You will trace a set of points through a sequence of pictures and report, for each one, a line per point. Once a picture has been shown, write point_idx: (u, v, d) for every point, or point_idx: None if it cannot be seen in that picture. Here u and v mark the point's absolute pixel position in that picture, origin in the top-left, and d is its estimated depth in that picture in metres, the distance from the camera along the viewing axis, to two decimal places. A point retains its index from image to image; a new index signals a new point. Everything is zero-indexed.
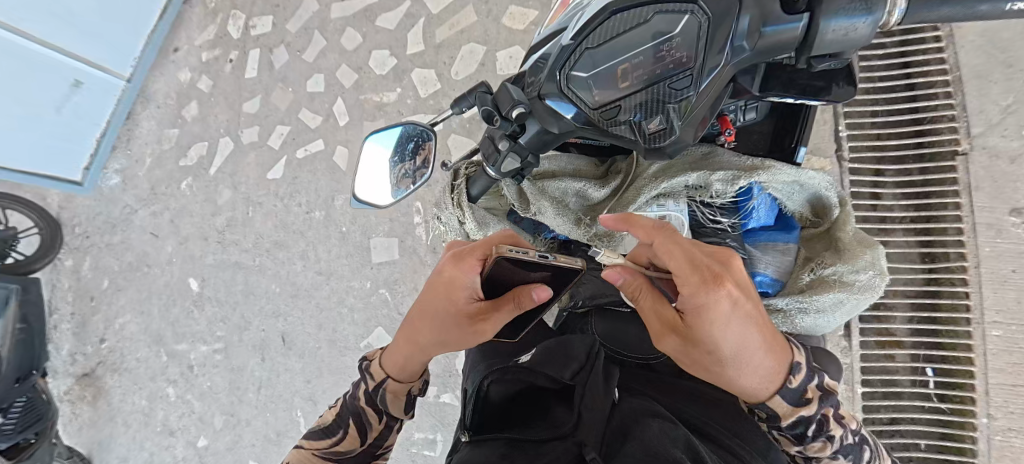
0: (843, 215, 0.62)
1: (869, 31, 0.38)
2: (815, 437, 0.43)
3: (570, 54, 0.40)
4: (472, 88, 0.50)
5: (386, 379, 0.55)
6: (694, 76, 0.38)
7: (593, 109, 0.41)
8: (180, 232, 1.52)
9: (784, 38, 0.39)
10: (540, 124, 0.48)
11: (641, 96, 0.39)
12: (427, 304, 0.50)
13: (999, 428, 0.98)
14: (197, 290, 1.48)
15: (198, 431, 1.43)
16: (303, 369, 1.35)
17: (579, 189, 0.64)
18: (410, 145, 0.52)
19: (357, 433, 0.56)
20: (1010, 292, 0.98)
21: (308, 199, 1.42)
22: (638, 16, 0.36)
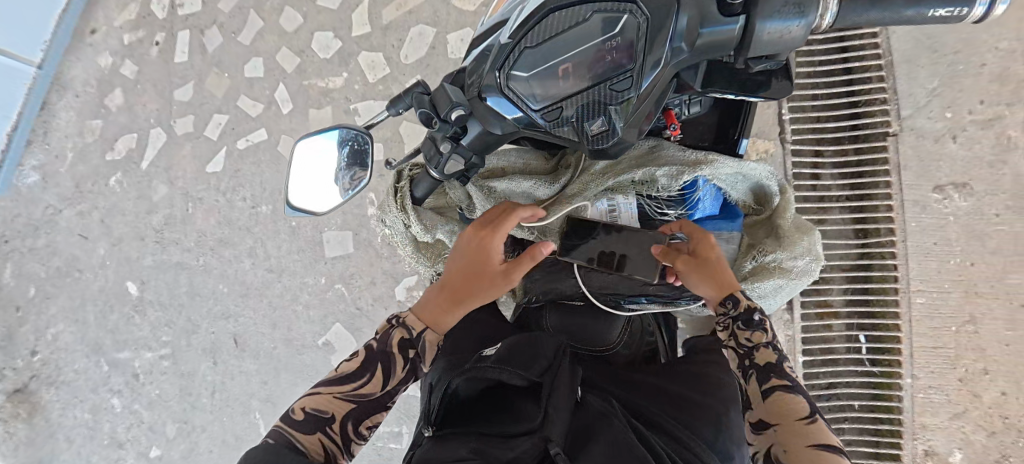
0: (783, 202, 0.63)
1: (803, 33, 0.38)
2: (755, 324, 0.52)
3: (509, 53, 0.38)
4: (407, 88, 0.46)
5: (427, 330, 0.57)
6: (635, 78, 0.37)
7: (537, 110, 0.40)
8: (113, 232, 1.42)
9: (722, 38, 0.39)
10: (482, 125, 0.46)
11: (583, 97, 0.39)
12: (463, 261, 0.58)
13: (921, 386, 1.07)
14: (138, 294, 1.39)
15: (150, 441, 1.36)
16: (259, 370, 1.31)
17: (528, 187, 0.63)
18: (346, 148, 0.47)
19: (381, 376, 0.54)
20: (932, 262, 1.06)
21: (252, 193, 1.34)
22: (577, 14, 0.35)
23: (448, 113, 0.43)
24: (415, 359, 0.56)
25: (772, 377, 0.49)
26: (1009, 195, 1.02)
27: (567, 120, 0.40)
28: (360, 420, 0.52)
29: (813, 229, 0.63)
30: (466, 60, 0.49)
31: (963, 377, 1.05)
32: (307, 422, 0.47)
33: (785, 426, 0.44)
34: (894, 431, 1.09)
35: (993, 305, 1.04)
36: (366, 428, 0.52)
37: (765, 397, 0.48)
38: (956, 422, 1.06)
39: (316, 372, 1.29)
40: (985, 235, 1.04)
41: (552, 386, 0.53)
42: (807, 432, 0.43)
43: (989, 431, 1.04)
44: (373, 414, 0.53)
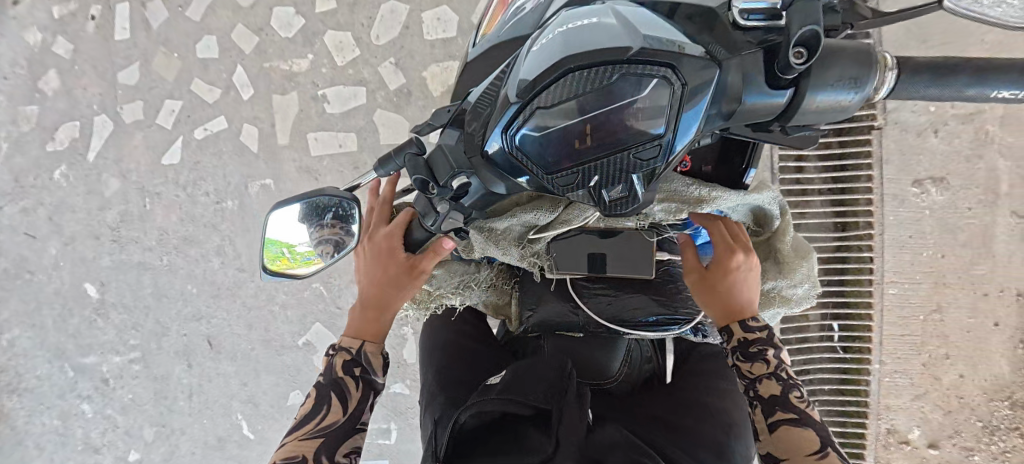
0: (784, 225, 0.60)
1: (856, 104, 0.33)
2: (757, 357, 0.57)
3: (516, 113, 0.30)
4: (401, 146, 0.45)
5: (364, 344, 0.65)
6: (663, 148, 0.30)
7: (546, 174, 0.33)
8: (64, 231, 1.31)
9: (764, 109, 0.33)
10: (484, 186, 0.42)
11: (603, 166, 0.31)
12: (379, 268, 0.61)
13: (888, 371, 1.13)
14: (98, 297, 1.30)
15: (127, 445, 1.32)
16: (238, 371, 1.27)
17: (524, 220, 0.56)
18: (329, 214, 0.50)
19: (339, 405, 0.61)
20: (906, 254, 1.09)
21: (215, 187, 1.25)
22: (603, 72, 0.27)
23: (449, 180, 0.42)
24: (365, 375, 0.63)
25: (777, 410, 0.54)
26: (980, 189, 1.06)
27: (580, 187, 0.33)
28: (333, 451, 0.59)
29: (812, 252, 0.62)
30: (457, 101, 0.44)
31: (926, 362, 1.11)
32: None
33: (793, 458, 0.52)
34: (860, 412, 1.16)
35: (958, 295, 1.09)
36: (344, 454, 0.59)
37: (771, 430, 0.54)
38: (917, 402, 1.13)
39: (298, 372, 1.26)
40: (957, 228, 1.07)
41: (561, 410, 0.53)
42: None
43: (945, 409, 1.12)
44: (344, 438, 0.60)
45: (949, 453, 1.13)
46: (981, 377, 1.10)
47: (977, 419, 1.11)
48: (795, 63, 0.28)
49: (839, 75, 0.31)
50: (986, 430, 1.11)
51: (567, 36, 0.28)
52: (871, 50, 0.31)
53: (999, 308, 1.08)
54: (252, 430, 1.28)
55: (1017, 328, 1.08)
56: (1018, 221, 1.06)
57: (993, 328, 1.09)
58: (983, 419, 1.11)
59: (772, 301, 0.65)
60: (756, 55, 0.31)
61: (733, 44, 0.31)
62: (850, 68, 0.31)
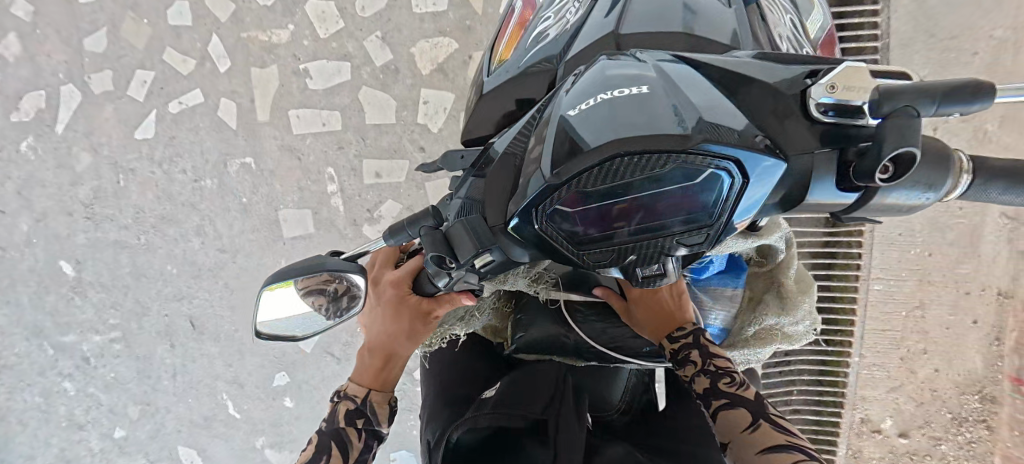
0: (786, 260, 0.79)
1: (926, 204, 0.33)
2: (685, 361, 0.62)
3: (552, 193, 0.29)
4: (414, 218, 0.54)
5: (370, 393, 0.75)
6: (707, 235, 0.33)
7: (575, 246, 0.34)
8: (34, 206, 1.24)
9: (829, 204, 0.34)
10: (504, 254, 0.45)
11: (636, 242, 0.32)
12: (395, 317, 0.71)
13: (866, 364, 1.15)
14: (75, 275, 1.26)
15: (112, 423, 1.32)
16: (222, 353, 1.24)
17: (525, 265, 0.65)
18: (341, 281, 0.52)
19: (340, 452, 0.71)
20: (893, 251, 1.09)
21: (192, 164, 1.16)
22: (656, 160, 0.26)
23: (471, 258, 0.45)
24: (366, 426, 0.74)
25: (710, 401, 0.59)
26: None
27: (614, 257, 0.34)
28: None
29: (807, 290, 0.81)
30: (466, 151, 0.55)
31: (904, 356, 1.14)
32: None
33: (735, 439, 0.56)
34: (837, 402, 1.18)
35: (942, 292, 1.10)
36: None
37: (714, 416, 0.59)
38: (892, 394, 1.16)
39: (283, 353, 1.23)
40: (947, 227, 1.07)
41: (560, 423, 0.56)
42: (750, 441, 0.55)
43: (918, 401, 1.15)
44: None
45: (918, 442, 1.17)
46: (955, 372, 1.13)
47: (947, 410, 1.15)
48: (880, 176, 0.28)
49: (915, 178, 0.32)
50: (954, 421, 1.15)
51: (617, 106, 0.28)
52: (943, 149, 0.32)
53: (979, 306, 1.10)
54: (238, 410, 1.26)
55: (993, 326, 1.10)
56: (1007, 222, 1.06)
57: (971, 325, 1.11)
58: (952, 411, 1.14)
59: (774, 331, 0.82)
60: (832, 154, 0.31)
61: (800, 133, 0.31)
62: (927, 172, 0.31)
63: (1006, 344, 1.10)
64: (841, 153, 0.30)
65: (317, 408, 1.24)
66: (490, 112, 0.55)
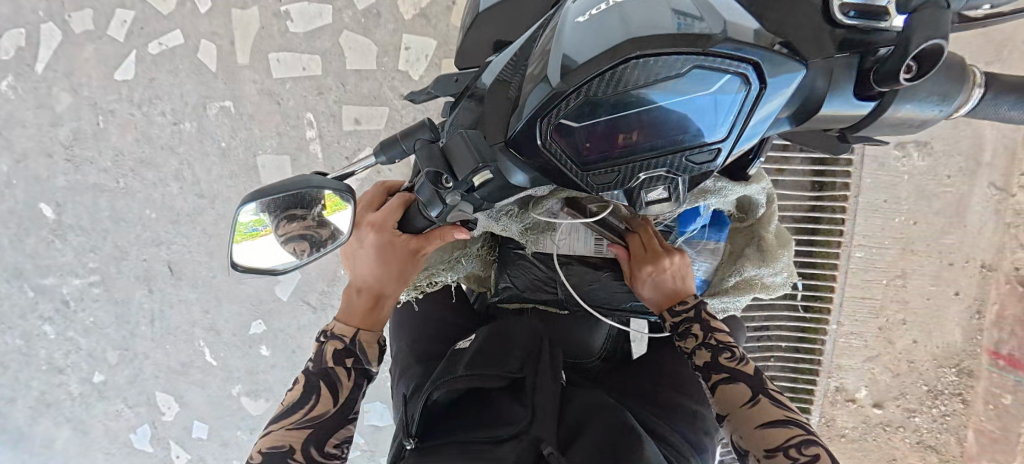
0: (768, 214, 0.77)
1: (936, 117, 0.37)
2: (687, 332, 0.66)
3: (559, 102, 0.33)
4: (407, 133, 0.55)
5: (360, 332, 0.74)
6: (719, 150, 0.36)
7: (581, 166, 0.37)
8: (15, 147, 1.17)
9: (845, 116, 0.38)
10: (504, 175, 0.49)
11: (643, 163, 0.35)
12: (384, 257, 0.72)
13: (844, 332, 1.14)
14: (54, 219, 1.22)
15: (92, 367, 1.31)
16: (199, 298, 1.24)
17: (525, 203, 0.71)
18: (318, 205, 0.54)
19: (329, 393, 0.70)
20: (877, 219, 1.08)
21: (171, 107, 1.14)
22: (665, 65, 0.29)
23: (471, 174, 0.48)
24: (355, 365, 0.72)
25: (710, 374, 0.61)
26: (963, 157, 1.04)
27: (617, 178, 0.37)
28: (320, 443, 0.69)
29: (789, 246, 0.81)
30: (460, 75, 0.60)
31: (882, 326, 1.13)
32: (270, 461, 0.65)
33: (735, 413, 0.57)
34: (812, 369, 1.18)
35: (924, 262, 1.08)
36: (333, 446, 0.70)
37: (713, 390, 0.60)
38: (868, 364, 1.15)
39: (260, 299, 1.25)
40: (933, 196, 1.06)
41: (534, 382, 0.65)
42: (751, 415, 0.56)
43: (894, 372, 1.15)
44: (333, 428, 0.70)
45: (892, 413, 1.17)
46: (933, 344, 1.12)
47: (924, 383, 1.14)
48: (904, 76, 0.30)
49: (931, 90, 0.36)
50: (930, 394, 1.14)
51: (622, 12, 0.30)
52: (959, 63, 0.36)
53: (961, 278, 1.09)
54: (215, 356, 1.28)
55: (975, 298, 1.09)
56: (995, 193, 1.04)
57: (952, 296, 1.09)
58: (928, 383, 1.14)
59: (753, 284, 0.82)
60: (849, 59, 0.34)
61: (823, 37, 0.33)
62: (944, 84, 0.36)
63: (986, 317, 1.09)
64: (862, 60, 0.34)
65: (292, 357, 1.29)
66: (490, 34, 0.60)
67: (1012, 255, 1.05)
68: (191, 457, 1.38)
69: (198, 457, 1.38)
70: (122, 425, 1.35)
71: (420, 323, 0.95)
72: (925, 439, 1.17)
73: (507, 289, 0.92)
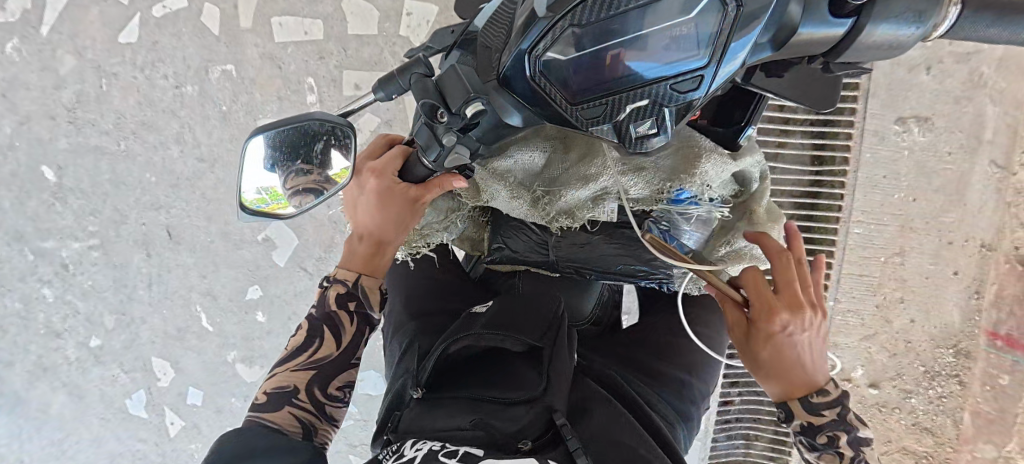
0: (761, 188, 0.75)
1: (914, 39, 0.37)
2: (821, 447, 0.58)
3: (547, 33, 0.32)
4: (403, 68, 0.53)
5: (361, 277, 0.73)
6: (702, 79, 0.34)
7: (570, 101, 0.37)
8: (18, 109, 1.16)
9: (821, 38, 0.38)
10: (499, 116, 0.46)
11: (632, 97, 0.35)
12: (385, 207, 0.69)
13: (841, 309, 1.14)
14: (55, 181, 1.21)
15: (89, 332, 1.31)
16: (197, 263, 1.25)
17: (524, 160, 0.71)
18: (319, 142, 0.54)
19: (333, 340, 0.72)
20: (876, 195, 1.07)
21: (173, 70, 1.14)
22: None
23: (462, 107, 0.42)
24: (358, 310, 0.73)
25: None
26: (964, 133, 1.03)
27: (607, 113, 0.37)
28: (323, 383, 0.71)
29: (780, 219, 0.78)
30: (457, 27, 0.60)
31: (880, 303, 1.12)
32: (274, 398, 0.67)
33: None
34: None
35: (924, 240, 1.08)
36: (336, 387, 0.72)
37: None
38: (865, 342, 1.15)
39: (257, 265, 1.26)
40: (934, 172, 1.05)
41: (553, 353, 0.61)
42: None
43: (891, 352, 1.14)
44: (336, 371, 0.72)
45: (888, 393, 1.16)
46: (931, 324, 1.11)
47: (921, 364, 1.13)
48: None
49: (906, 8, 0.35)
50: (927, 375, 1.13)
51: None
52: None
53: (961, 257, 1.08)
54: (211, 321, 1.29)
55: (974, 278, 1.08)
56: (997, 172, 1.04)
57: (951, 276, 1.09)
58: (925, 364, 1.13)
59: (742, 258, 0.79)
60: None
61: None
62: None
63: (985, 297, 1.08)
64: None
65: (288, 324, 1.29)
66: None
67: (1011, 234, 1.05)
68: (185, 424, 1.39)
69: (192, 424, 1.39)
70: (119, 390, 1.35)
71: (414, 282, 0.96)
72: (921, 421, 1.16)
73: (500, 250, 0.87)
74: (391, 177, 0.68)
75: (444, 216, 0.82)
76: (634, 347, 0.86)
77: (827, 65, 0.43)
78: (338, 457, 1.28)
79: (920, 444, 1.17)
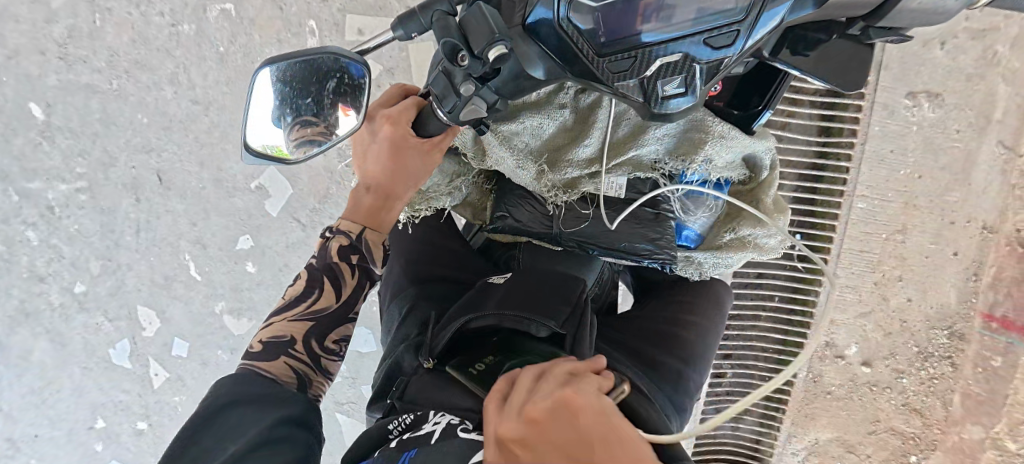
0: (770, 177, 0.73)
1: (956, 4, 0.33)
2: None
3: None
4: (427, 4, 0.43)
5: (366, 229, 0.67)
6: (738, 35, 0.31)
7: (597, 53, 0.33)
8: (5, 41, 1.09)
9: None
10: (520, 71, 0.38)
11: (664, 51, 0.31)
12: (395, 160, 0.62)
13: (840, 285, 1.13)
14: (43, 119, 1.15)
15: (74, 277, 1.26)
16: (187, 210, 1.23)
17: (534, 125, 0.67)
18: (332, 79, 0.50)
19: (332, 292, 0.67)
20: (882, 170, 1.06)
21: (170, 7, 1.10)
22: None
23: (484, 50, 0.33)
24: (360, 264, 0.68)
25: None
26: (973, 111, 1.02)
27: (633, 69, 0.33)
28: (320, 336, 0.67)
29: (786, 209, 0.76)
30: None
31: (879, 281, 1.12)
32: (269, 349, 0.62)
33: None
34: (804, 322, 1.17)
35: (926, 218, 1.07)
36: (332, 341, 0.68)
37: None
38: (860, 319, 1.14)
39: (249, 215, 1.24)
40: (941, 150, 1.04)
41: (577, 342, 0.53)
42: None
43: (886, 330, 1.13)
44: (333, 325, 0.68)
45: (880, 373, 1.16)
46: (928, 304, 1.11)
47: (915, 344, 1.13)
48: None
49: None
50: (920, 356, 1.13)
51: None
52: None
53: (962, 238, 1.07)
54: (200, 270, 1.27)
55: (973, 260, 1.08)
56: (1002, 152, 1.03)
57: (950, 256, 1.08)
58: (919, 345, 1.13)
59: (745, 246, 0.78)
60: None
61: None
62: None
63: (983, 279, 1.08)
64: None
65: (279, 275, 1.28)
66: None
67: (1014, 217, 1.04)
68: (169, 376, 1.37)
69: (177, 376, 1.38)
70: (102, 339, 1.32)
71: (409, 246, 0.92)
72: (911, 402, 1.16)
73: (502, 219, 0.79)
74: (403, 127, 0.60)
75: (449, 180, 0.79)
76: (628, 330, 0.81)
77: (865, 31, 0.39)
78: (326, 415, 1.26)
79: (907, 425, 1.17)
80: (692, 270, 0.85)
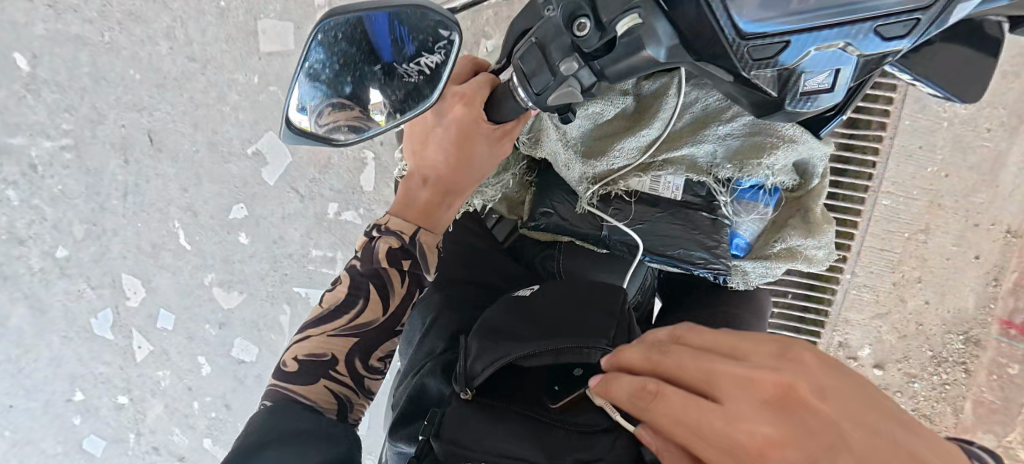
0: (819, 185, 0.69)
1: None
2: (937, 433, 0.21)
3: None
4: None
5: (419, 231, 0.59)
6: (916, 24, 0.27)
7: (738, 37, 0.29)
8: None
9: None
10: (634, 55, 0.35)
11: (823, 37, 0.28)
12: (461, 145, 0.55)
13: (857, 284, 1.09)
14: (28, 71, 1.07)
15: (55, 241, 1.19)
16: (178, 175, 1.17)
17: (595, 112, 0.63)
18: (406, 41, 0.42)
19: (378, 299, 0.59)
20: (909, 166, 1.02)
21: None
22: None
23: (615, 20, 0.33)
24: (411, 270, 0.59)
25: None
26: (1006, 110, 0.98)
27: (777, 55, 0.30)
28: (363, 354, 0.60)
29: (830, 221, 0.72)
30: None
31: (897, 281, 1.08)
32: (304, 369, 0.57)
33: None
34: (819, 321, 1.14)
35: (950, 219, 1.04)
36: (377, 359, 0.60)
37: None
38: (876, 321, 1.11)
39: (245, 182, 1.18)
40: (970, 148, 1.00)
41: None
42: None
43: (901, 333, 1.10)
44: (375, 342, 0.60)
45: (892, 376, 1.13)
46: (945, 308, 1.07)
47: (929, 348, 1.10)
48: None
49: None
50: (934, 361, 1.10)
51: None
52: None
53: (984, 241, 1.04)
54: (189, 238, 1.22)
55: (995, 265, 1.04)
56: None
57: (972, 260, 1.05)
58: (934, 349, 1.09)
59: (794, 257, 0.71)
60: None
61: None
62: None
63: (1003, 285, 1.05)
64: None
65: (273, 248, 1.23)
66: None
67: None
68: (153, 349, 1.32)
69: (161, 350, 1.32)
70: (84, 307, 1.26)
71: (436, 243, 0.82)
72: (922, 408, 1.13)
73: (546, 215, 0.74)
74: (476, 106, 0.53)
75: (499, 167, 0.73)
76: None
77: None
78: None
79: None
80: (738, 283, 0.76)
